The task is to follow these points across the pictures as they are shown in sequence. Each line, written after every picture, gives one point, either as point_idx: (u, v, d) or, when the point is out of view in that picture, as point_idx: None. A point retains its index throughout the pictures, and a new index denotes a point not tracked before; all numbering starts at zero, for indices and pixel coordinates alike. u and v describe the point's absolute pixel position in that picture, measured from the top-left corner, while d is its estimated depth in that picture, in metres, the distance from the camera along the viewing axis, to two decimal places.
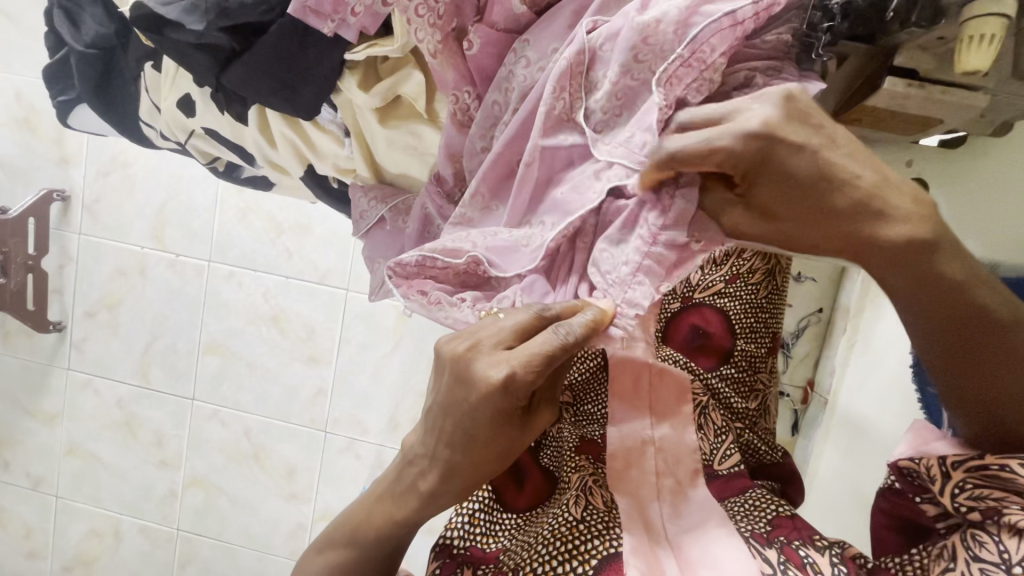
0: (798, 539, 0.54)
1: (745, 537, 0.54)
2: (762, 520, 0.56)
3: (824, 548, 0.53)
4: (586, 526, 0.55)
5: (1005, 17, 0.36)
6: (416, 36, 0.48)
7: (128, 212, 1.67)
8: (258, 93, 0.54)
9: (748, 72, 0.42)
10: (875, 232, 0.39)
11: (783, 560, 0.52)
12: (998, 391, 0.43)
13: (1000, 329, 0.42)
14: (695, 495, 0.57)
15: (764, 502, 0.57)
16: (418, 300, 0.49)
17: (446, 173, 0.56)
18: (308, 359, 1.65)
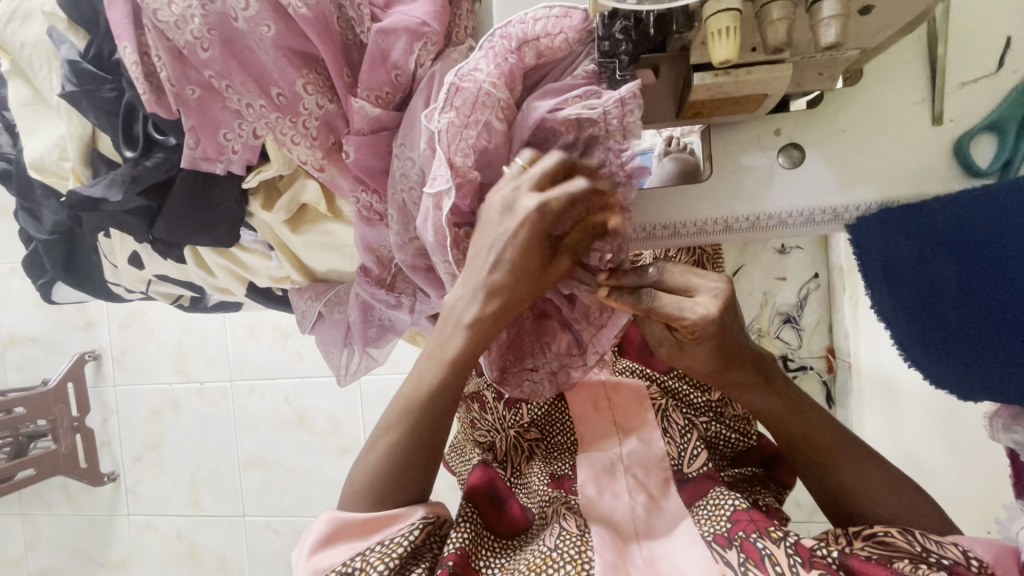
0: (755, 531, 0.53)
1: (709, 542, 0.55)
2: (723, 520, 0.56)
3: (780, 538, 0.51)
4: (559, 554, 0.54)
5: (735, 9, 0.36)
6: (299, 158, 0.54)
7: (153, 355, 1.80)
8: (186, 235, 0.61)
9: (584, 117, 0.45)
10: (726, 340, 0.53)
11: (742, 560, 0.51)
12: (854, 487, 0.54)
13: (822, 436, 0.56)
14: (667, 505, 0.62)
15: (723, 499, 0.57)
16: (512, 384, 0.61)
17: (369, 263, 0.62)
18: (340, 451, 1.69)
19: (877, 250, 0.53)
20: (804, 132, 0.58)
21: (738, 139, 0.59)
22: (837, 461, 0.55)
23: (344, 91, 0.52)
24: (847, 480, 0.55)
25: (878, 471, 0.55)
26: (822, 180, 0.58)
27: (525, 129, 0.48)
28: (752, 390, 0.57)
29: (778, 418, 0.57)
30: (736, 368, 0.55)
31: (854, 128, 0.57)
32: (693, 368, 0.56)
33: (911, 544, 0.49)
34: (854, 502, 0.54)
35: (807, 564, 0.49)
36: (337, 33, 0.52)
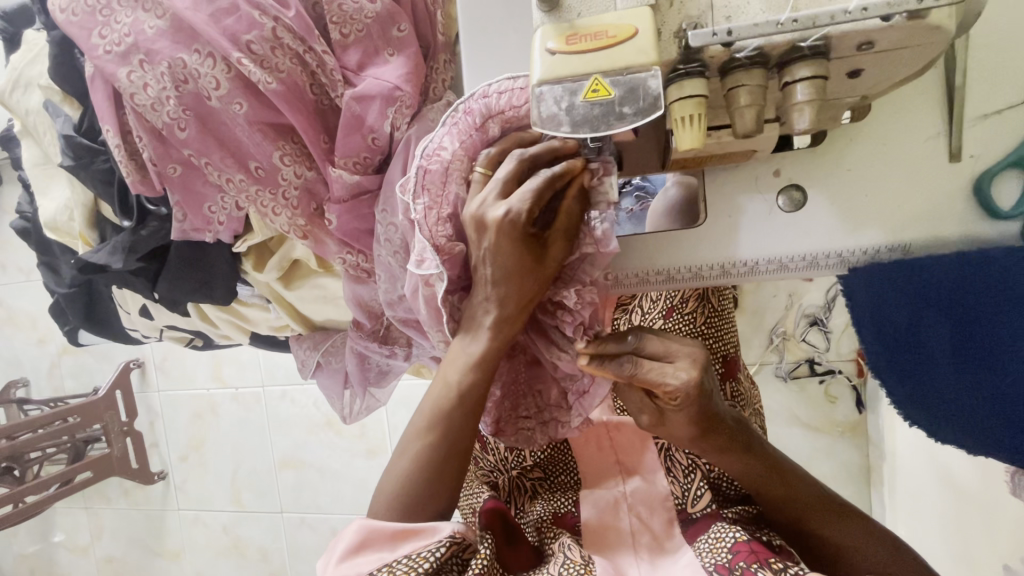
0: (755, 561, 0.50)
1: (709, 572, 0.52)
2: (724, 550, 0.53)
3: (780, 569, 0.48)
4: None
5: (702, 95, 0.33)
6: (284, 227, 0.55)
7: (191, 362, 1.90)
8: (186, 294, 0.63)
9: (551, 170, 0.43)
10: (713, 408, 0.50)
11: None
12: (841, 546, 0.54)
13: (810, 494, 0.56)
14: (672, 546, 0.60)
15: (724, 531, 0.55)
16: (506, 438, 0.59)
17: (360, 318, 0.62)
18: (367, 452, 1.75)
19: (869, 304, 0.49)
20: (806, 172, 0.54)
21: (733, 181, 0.56)
22: (830, 517, 0.55)
23: (321, 160, 0.52)
24: (841, 537, 0.54)
25: (858, 524, 0.54)
26: (825, 222, 0.54)
27: None
28: (738, 456, 0.53)
29: (765, 483, 0.55)
30: (719, 432, 0.51)
31: (860, 167, 0.53)
32: (675, 435, 0.52)
33: None
34: (837, 558, 0.54)
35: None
36: (311, 102, 0.51)
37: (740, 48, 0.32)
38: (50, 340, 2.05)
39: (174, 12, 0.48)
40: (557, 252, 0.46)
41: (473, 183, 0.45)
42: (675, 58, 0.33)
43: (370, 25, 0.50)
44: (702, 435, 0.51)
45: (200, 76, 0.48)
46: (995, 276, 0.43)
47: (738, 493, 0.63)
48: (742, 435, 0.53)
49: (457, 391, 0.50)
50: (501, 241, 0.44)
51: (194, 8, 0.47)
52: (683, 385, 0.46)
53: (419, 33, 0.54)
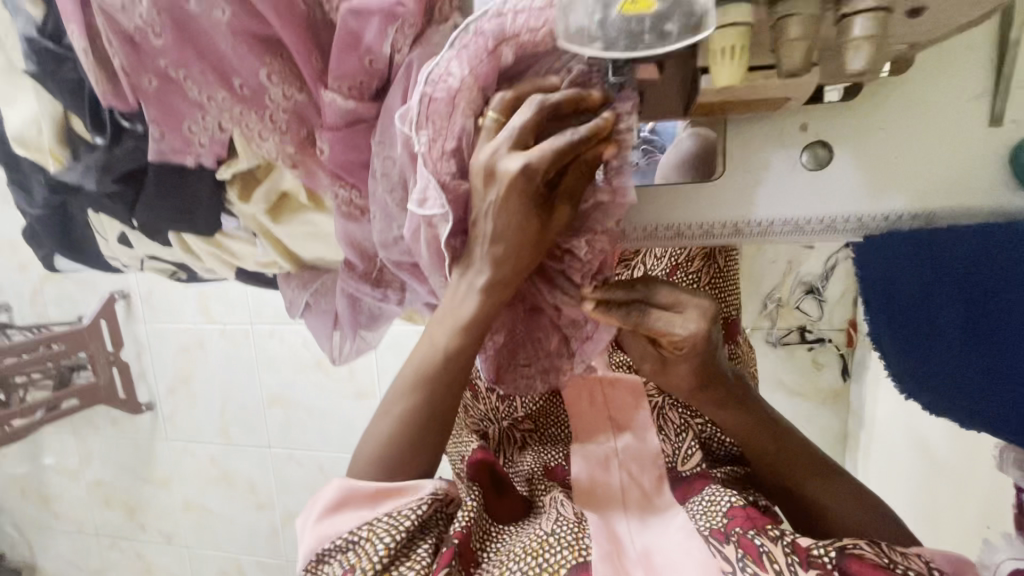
0: (752, 527, 0.50)
1: (704, 536, 0.52)
2: (718, 515, 0.53)
3: (777, 537, 0.49)
4: (556, 538, 0.53)
5: (745, 23, 0.30)
6: (271, 154, 0.51)
7: (177, 296, 1.86)
8: (168, 222, 0.60)
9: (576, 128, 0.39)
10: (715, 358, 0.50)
11: (740, 557, 0.49)
12: (826, 507, 0.54)
13: (796, 453, 0.56)
14: (661, 502, 0.60)
15: (719, 495, 0.55)
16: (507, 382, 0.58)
17: (352, 258, 0.59)
18: (356, 395, 1.77)
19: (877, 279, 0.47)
20: (833, 129, 0.51)
21: (758, 133, 0.52)
22: (811, 475, 0.55)
23: (313, 82, 0.48)
24: (824, 496, 0.55)
25: (844, 485, 0.55)
26: (847, 183, 0.51)
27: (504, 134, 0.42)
28: (732, 409, 0.54)
29: (754, 442, 0.56)
30: (714, 387, 0.52)
31: (892, 125, 0.49)
32: (674, 387, 0.52)
33: (878, 553, 0.46)
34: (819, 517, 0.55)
35: (805, 564, 0.47)
36: (302, 13, 0.46)
37: None
38: (31, 266, 1.99)
39: None
40: (565, 215, 0.43)
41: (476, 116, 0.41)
42: None
43: None
44: (697, 387, 0.52)
45: None
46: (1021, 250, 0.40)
47: (727, 454, 0.65)
48: (736, 395, 0.54)
49: (452, 338, 0.48)
50: (507, 182, 0.40)
51: None
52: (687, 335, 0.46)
53: None
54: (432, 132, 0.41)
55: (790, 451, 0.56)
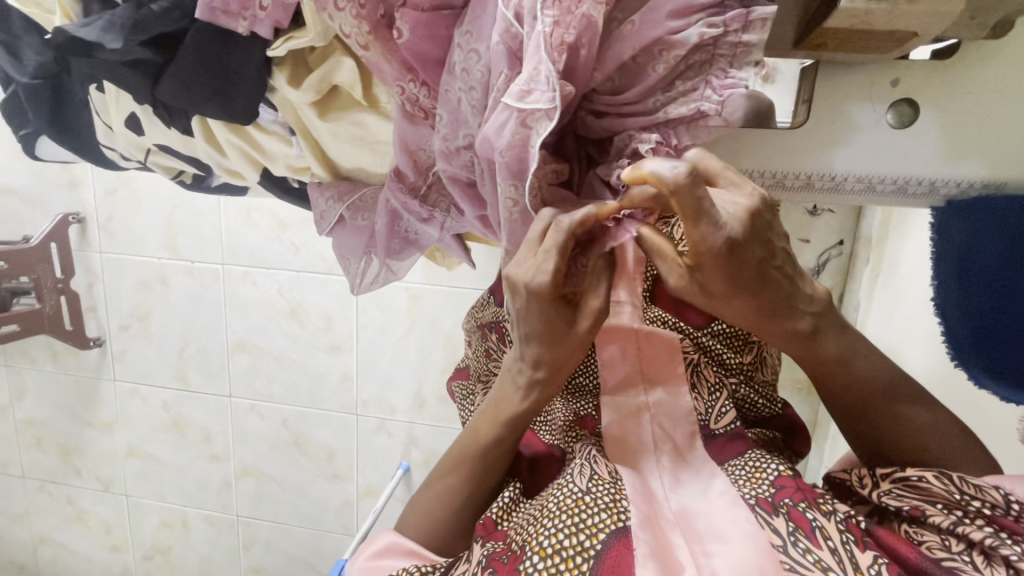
0: (803, 500, 0.50)
1: (750, 505, 0.51)
2: (765, 483, 0.52)
3: (830, 512, 0.49)
4: (593, 498, 0.51)
5: None
6: (342, 31, 0.45)
7: (141, 226, 1.71)
8: (193, 103, 0.52)
9: (699, 32, 0.38)
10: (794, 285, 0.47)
11: (792, 530, 0.48)
12: (902, 436, 0.53)
13: (861, 388, 0.53)
14: (693, 458, 0.57)
15: (765, 462, 0.54)
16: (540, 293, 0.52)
17: (405, 167, 0.54)
18: (330, 348, 1.69)
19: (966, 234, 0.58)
20: (924, 87, 0.50)
21: (850, 83, 0.51)
22: (887, 405, 0.53)
23: None
24: (901, 425, 0.53)
25: (915, 411, 0.53)
26: (928, 144, 0.51)
27: (623, 31, 0.39)
28: (799, 342, 0.50)
29: (824, 374, 0.53)
30: (789, 311, 0.48)
31: (981, 92, 0.49)
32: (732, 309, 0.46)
33: (947, 489, 0.47)
34: (896, 445, 0.53)
35: (859, 542, 0.47)
36: None
37: None
38: None
39: None
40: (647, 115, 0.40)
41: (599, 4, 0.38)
42: None
43: None
44: (760, 314, 0.47)
45: None
46: None
47: (757, 416, 0.63)
48: (801, 331, 0.49)
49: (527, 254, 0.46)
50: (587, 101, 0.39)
51: None
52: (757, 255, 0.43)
53: None
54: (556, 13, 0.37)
55: (863, 379, 0.53)
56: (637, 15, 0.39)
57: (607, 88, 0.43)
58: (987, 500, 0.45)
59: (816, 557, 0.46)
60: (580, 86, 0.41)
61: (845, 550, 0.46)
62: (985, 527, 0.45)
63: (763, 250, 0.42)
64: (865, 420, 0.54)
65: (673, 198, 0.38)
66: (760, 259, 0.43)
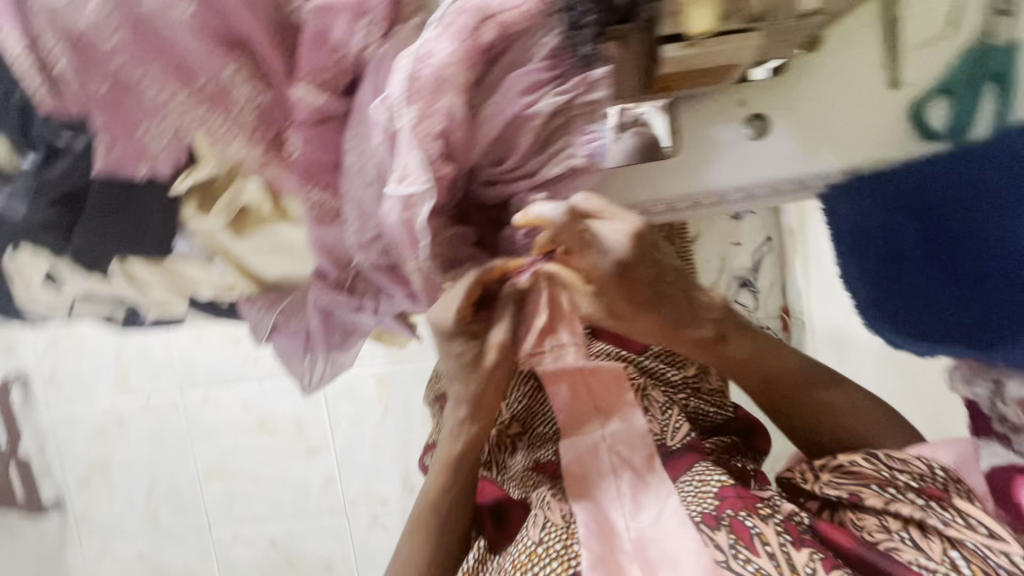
0: (743, 509, 0.53)
1: (697, 523, 0.53)
2: (709, 499, 0.54)
3: (768, 515, 0.52)
4: (545, 548, 0.55)
5: None
6: (238, 157, 0.48)
7: (88, 372, 1.65)
8: (109, 246, 0.54)
9: (551, 100, 0.43)
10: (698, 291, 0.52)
11: (733, 542, 0.51)
12: (826, 415, 0.58)
13: (776, 376, 0.58)
14: (653, 479, 0.57)
15: (710, 474, 0.56)
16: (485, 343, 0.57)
17: (326, 266, 0.57)
18: (307, 453, 1.63)
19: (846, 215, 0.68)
20: (768, 101, 0.57)
21: (703, 113, 0.57)
22: (812, 386, 0.58)
23: (281, 78, 0.47)
24: (813, 408, 0.58)
25: (830, 394, 0.58)
26: (785, 148, 0.57)
27: (489, 111, 0.43)
28: (721, 345, 0.54)
29: (755, 368, 0.57)
30: (696, 324, 0.52)
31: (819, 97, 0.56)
32: (641, 329, 0.52)
33: (878, 468, 0.53)
34: (809, 426, 0.59)
35: (797, 540, 0.51)
36: (268, 11, 0.45)
37: None
38: None
39: None
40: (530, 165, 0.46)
41: (460, 95, 0.42)
42: None
43: None
44: (677, 324, 0.52)
45: None
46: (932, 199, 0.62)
47: (713, 425, 0.67)
48: (716, 333, 0.54)
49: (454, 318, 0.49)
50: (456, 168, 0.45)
51: None
52: (645, 277, 0.48)
53: None
54: (422, 110, 0.40)
55: (783, 368, 0.58)
56: (498, 94, 0.43)
57: (490, 161, 0.47)
58: (915, 472, 0.52)
59: (757, 565, 0.50)
60: (462, 164, 0.45)
61: (782, 553, 0.50)
62: (916, 500, 0.51)
63: (655, 269, 0.48)
64: (785, 405, 0.59)
65: (560, 236, 0.45)
66: (653, 277, 0.48)
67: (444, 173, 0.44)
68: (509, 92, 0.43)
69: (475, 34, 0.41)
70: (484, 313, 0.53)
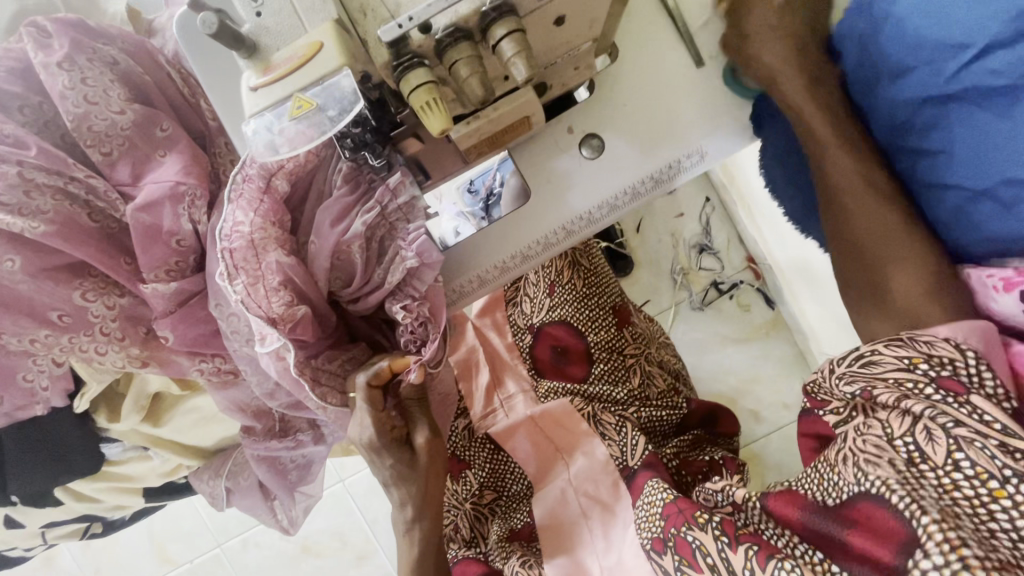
0: (684, 523, 0.48)
1: (649, 548, 0.51)
2: (657, 520, 0.52)
3: (706, 522, 0.46)
4: None
5: (430, 81, 0.35)
6: (119, 363, 0.51)
7: (127, 560, 1.58)
8: (42, 482, 0.56)
9: (361, 220, 0.45)
10: None
11: (678, 563, 0.47)
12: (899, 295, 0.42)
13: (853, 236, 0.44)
14: (619, 506, 0.61)
15: (656, 494, 0.54)
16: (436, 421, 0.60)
17: (249, 421, 0.59)
18: (357, 561, 1.54)
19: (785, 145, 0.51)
20: (593, 116, 0.50)
21: (534, 156, 0.50)
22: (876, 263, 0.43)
23: (130, 282, 0.50)
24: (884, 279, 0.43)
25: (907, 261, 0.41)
26: (626, 154, 0.50)
27: (314, 247, 0.46)
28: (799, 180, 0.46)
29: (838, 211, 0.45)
30: None
31: (636, 89, 0.50)
32: None
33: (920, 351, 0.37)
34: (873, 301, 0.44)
35: (734, 540, 0.43)
36: (95, 230, 0.49)
37: (437, 29, 0.34)
38: None
39: None
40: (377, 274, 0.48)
41: (280, 245, 0.45)
42: (388, 58, 0.35)
43: (128, 135, 0.49)
44: None
45: None
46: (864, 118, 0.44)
47: (673, 427, 0.70)
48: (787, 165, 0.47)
49: (367, 433, 0.50)
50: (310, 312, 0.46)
51: None
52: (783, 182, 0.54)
53: (187, 123, 0.54)
54: (246, 277, 0.42)
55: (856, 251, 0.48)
56: (319, 229, 0.46)
57: (341, 284, 0.49)
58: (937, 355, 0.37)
59: None
60: (315, 298, 0.47)
61: (722, 561, 0.43)
62: (931, 397, 0.36)
63: None
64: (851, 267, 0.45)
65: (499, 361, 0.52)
66: None
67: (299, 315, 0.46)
68: (327, 225, 0.46)
69: (270, 190, 0.44)
70: (399, 416, 0.52)
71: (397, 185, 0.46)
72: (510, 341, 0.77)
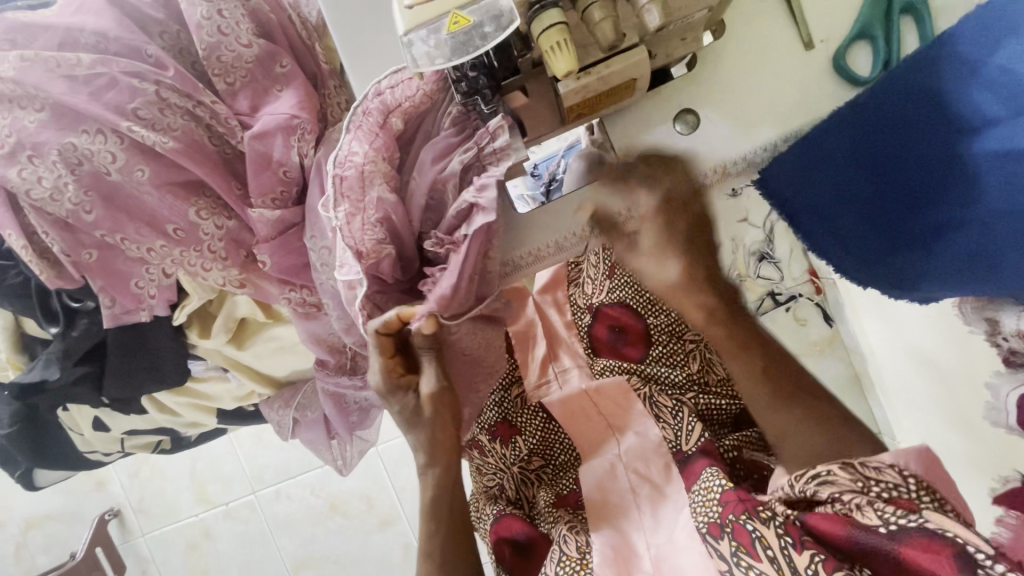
0: (744, 511, 0.46)
1: (704, 533, 0.49)
2: (714, 506, 0.50)
3: (769, 518, 0.44)
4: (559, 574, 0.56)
5: (560, 23, 0.37)
6: (219, 280, 0.54)
7: (170, 493, 1.67)
8: (136, 387, 0.60)
9: (460, 160, 0.46)
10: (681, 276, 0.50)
11: (734, 549, 0.46)
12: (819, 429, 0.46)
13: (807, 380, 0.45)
14: (671, 490, 0.60)
15: (713, 480, 0.52)
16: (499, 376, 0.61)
17: (323, 354, 0.62)
18: (380, 525, 1.58)
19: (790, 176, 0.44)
20: (697, 88, 0.46)
21: (625, 128, 0.48)
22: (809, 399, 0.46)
23: (238, 205, 0.53)
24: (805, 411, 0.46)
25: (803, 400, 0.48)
26: (722, 129, 0.46)
27: (414, 185, 0.48)
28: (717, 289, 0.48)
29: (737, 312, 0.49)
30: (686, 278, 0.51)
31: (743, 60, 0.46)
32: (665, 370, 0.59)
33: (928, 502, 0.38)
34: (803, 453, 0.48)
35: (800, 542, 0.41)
36: (214, 153, 0.52)
37: None
38: None
39: (52, 100, 0.47)
40: None
41: (384, 180, 0.46)
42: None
43: (252, 68, 0.51)
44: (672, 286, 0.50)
45: (93, 154, 0.48)
46: (897, 113, 0.39)
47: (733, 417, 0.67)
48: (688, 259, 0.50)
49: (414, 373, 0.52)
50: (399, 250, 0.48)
51: (72, 91, 0.47)
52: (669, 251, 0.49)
53: (301, 63, 0.55)
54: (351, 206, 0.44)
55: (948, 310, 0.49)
56: (421, 168, 0.48)
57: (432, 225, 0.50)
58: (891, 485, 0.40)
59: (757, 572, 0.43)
60: (407, 237, 0.49)
61: (784, 556, 0.42)
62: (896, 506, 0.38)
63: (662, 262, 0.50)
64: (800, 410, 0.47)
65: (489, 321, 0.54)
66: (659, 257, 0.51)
67: (389, 253, 0.47)
68: (429, 165, 0.47)
69: (380, 126, 0.46)
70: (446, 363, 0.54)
71: (493, 131, 0.45)
72: (569, 320, 0.77)
